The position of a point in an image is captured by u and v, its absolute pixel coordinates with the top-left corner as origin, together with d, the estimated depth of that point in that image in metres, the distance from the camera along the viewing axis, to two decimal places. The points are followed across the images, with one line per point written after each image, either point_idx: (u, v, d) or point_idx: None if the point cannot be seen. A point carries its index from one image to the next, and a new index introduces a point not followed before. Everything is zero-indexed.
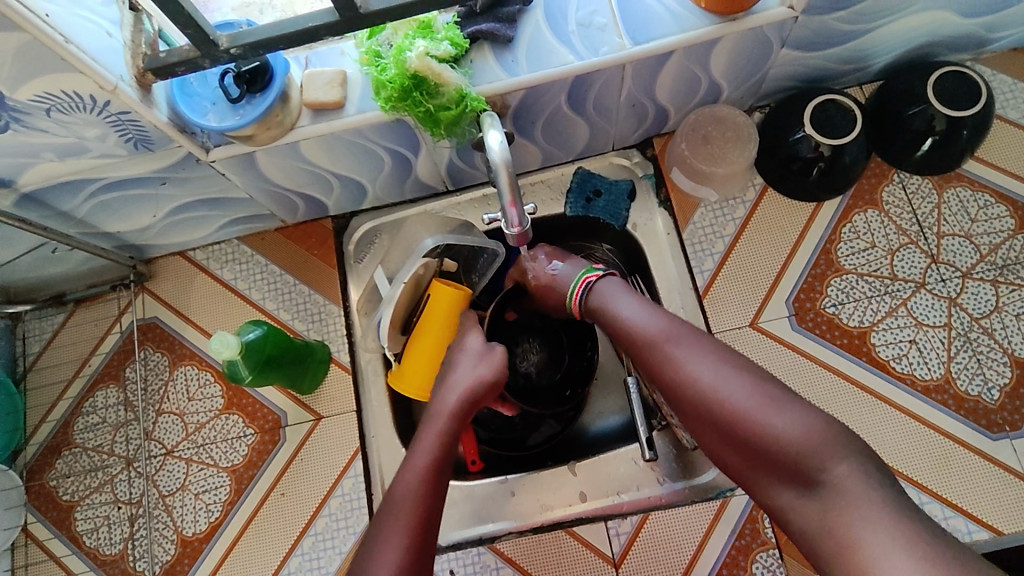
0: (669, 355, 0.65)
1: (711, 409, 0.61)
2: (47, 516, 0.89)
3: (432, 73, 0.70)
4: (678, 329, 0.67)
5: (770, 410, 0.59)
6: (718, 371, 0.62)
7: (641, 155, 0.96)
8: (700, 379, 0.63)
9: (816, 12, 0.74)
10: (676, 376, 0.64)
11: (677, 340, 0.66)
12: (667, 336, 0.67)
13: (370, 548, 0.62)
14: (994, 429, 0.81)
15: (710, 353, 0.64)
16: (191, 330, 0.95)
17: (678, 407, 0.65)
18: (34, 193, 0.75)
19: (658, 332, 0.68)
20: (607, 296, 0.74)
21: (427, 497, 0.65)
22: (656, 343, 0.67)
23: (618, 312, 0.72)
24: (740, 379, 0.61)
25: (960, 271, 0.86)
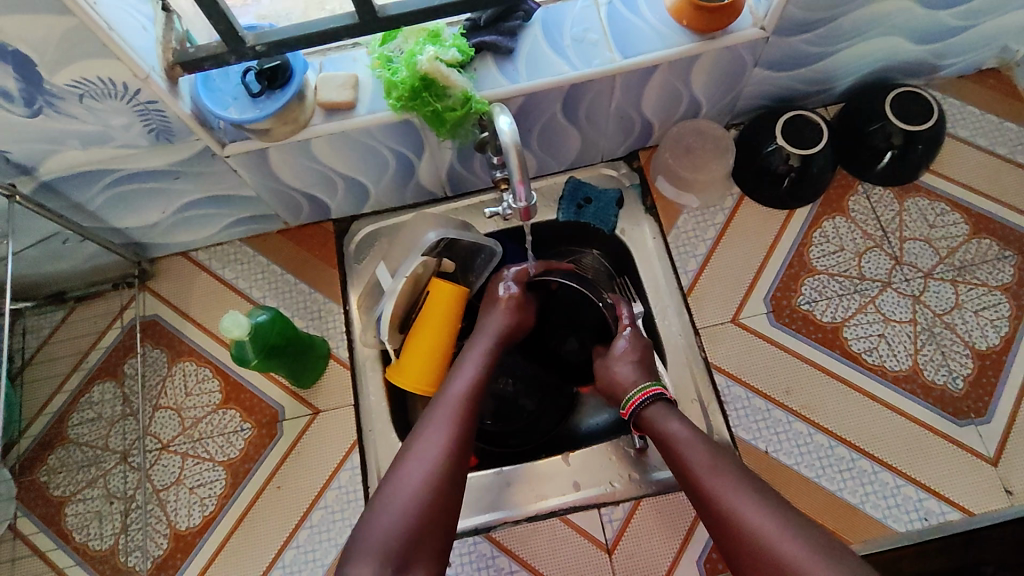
0: (727, 497, 0.65)
1: (767, 561, 0.60)
2: (35, 512, 0.89)
3: (440, 76, 0.76)
4: (733, 475, 0.67)
5: (820, 563, 0.58)
6: (776, 522, 0.62)
7: (627, 166, 1.02)
8: (757, 529, 0.62)
9: (785, 33, 0.83)
10: (734, 521, 0.63)
11: (736, 484, 0.66)
12: (729, 478, 0.66)
13: (410, 443, 0.70)
14: (960, 415, 0.87)
15: (768, 501, 0.64)
16: (190, 327, 0.97)
17: (728, 548, 0.64)
18: (52, 182, 0.78)
19: (706, 468, 0.68)
20: (665, 423, 0.75)
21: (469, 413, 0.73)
22: (714, 481, 0.67)
23: (678, 440, 0.72)
24: (784, 518, 0.62)
25: (922, 271, 0.94)
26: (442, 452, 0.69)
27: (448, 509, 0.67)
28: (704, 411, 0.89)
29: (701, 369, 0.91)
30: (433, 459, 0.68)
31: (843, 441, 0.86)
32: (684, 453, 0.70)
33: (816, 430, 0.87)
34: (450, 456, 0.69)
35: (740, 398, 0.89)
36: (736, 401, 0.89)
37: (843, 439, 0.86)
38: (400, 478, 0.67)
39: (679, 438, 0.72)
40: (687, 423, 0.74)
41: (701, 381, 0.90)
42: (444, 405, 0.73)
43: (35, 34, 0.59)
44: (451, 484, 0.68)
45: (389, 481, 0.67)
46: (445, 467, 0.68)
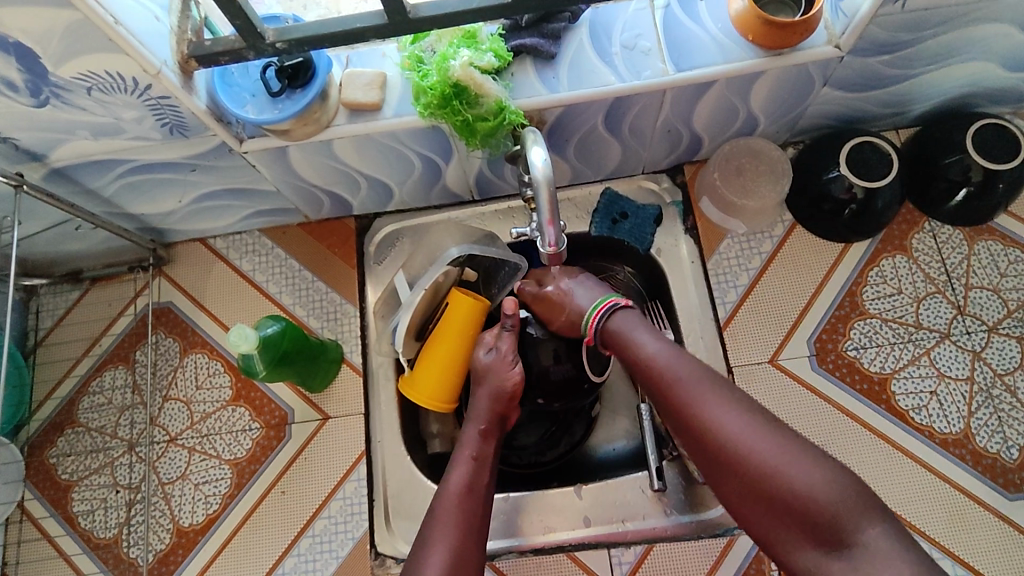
0: (699, 403, 0.61)
1: (737, 463, 0.57)
2: (44, 495, 0.88)
3: (474, 83, 0.70)
4: (705, 382, 0.63)
5: (790, 457, 0.56)
6: (743, 423, 0.59)
7: (671, 180, 0.95)
8: (735, 436, 0.58)
9: (861, 54, 0.74)
10: (706, 425, 0.60)
11: (704, 388, 0.62)
12: (699, 383, 0.62)
13: (419, 554, 0.64)
14: (1011, 488, 0.80)
15: (740, 405, 0.60)
16: (204, 317, 0.94)
17: (701, 454, 0.61)
18: (65, 169, 0.74)
19: (682, 373, 0.64)
20: (632, 338, 0.70)
21: (470, 516, 0.68)
22: (689, 386, 0.63)
23: (645, 354, 0.67)
24: (762, 426, 0.58)
25: (986, 325, 0.86)
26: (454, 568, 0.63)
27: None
28: None
29: None
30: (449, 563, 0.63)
31: None
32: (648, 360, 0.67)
33: None
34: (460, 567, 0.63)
35: None
36: None
37: None
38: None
39: (639, 346, 0.69)
40: (648, 332, 0.70)
41: None
42: (442, 511, 0.68)
43: (36, 27, 0.54)
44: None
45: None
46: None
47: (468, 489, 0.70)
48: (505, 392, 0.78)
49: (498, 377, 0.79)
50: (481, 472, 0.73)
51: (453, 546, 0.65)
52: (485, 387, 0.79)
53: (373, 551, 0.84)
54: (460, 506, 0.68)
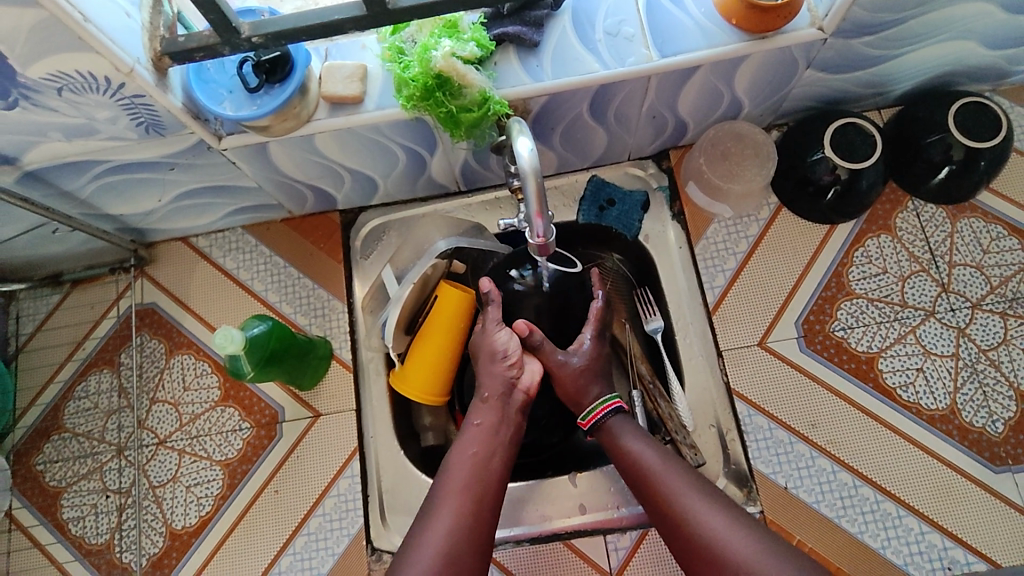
0: (678, 497, 0.66)
1: (715, 557, 0.61)
2: (33, 503, 0.87)
3: (457, 74, 0.68)
4: (687, 478, 0.68)
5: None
6: (724, 520, 0.63)
7: (657, 166, 0.95)
8: (713, 530, 0.63)
9: (844, 35, 0.74)
10: (688, 521, 0.64)
11: (683, 484, 0.67)
12: (673, 480, 0.68)
13: (421, 526, 0.65)
14: (996, 462, 0.81)
15: (719, 502, 0.65)
16: (189, 318, 0.92)
17: (679, 547, 0.65)
18: (38, 171, 0.72)
19: (662, 471, 0.69)
20: (621, 436, 0.74)
21: (476, 482, 0.68)
22: (665, 482, 0.68)
23: (636, 454, 0.71)
24: (737, 522, 0.63)
25: (970, 302, 0.87)
26: (452, 538, 0.63)
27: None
28: (721, 439, 0.85)
29: (721, 394, 0.86)
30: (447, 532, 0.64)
31: (867, 480, 0.81)
32: (636, 456, 0.71)
33: (840, 468, 0.82)
34: (461, 535, 0.64)
35: (761, 428, 0.84)
36: (757, 431, 0.84)
37: (868, 479, 0.82)
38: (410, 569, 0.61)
39: (628, 447, 0.73)
40: (635, 432, 0.74)
41: (721, 408, 0.86)
42: (450, 480, 0.68)
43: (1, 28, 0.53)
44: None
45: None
46: (457, 556, 0.63)
47: (477, 462, 0.70)
48: (500, 354, 0.77)
49: (488, 343, 0.78)
50: (483, 446, 0.72)
51: (457, 517, 0.65)
52: (481, 352, 0.78)
53: (369, 547, 0.83)
54: (463, 477, 0.68)
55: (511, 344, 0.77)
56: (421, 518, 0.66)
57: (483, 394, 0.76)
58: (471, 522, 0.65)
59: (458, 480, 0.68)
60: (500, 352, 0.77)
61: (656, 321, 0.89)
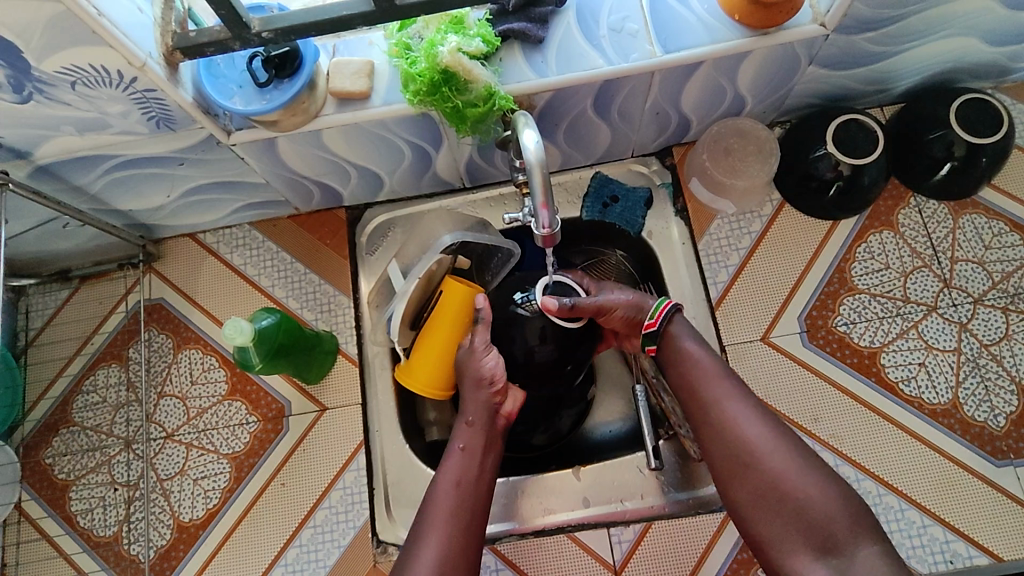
0: (721, 401, 0.69)
1: (750, 463, 0.66)
2: (42, 495, 0.88)
3: (462, 69, 0.69)
4: (732, 385, 0.71)
5: (812, 483, 0.63)
6: (763, 432, 0.67)
7: (660, 163, 0.96)
8: (751, 437, 0.67)
9: (846, 31, 0.75)
10: (726, 426, 0.68)
11: (728, 390, 0.70)
12: (717, 383, 0.71)
13: (411, 555, 0.66)
14: (998, 455, 0.82)
15: (761, 411, 0.69)
16: (197, 313, 0.93)
17: (710, 443, 0.69)
18: (50, 166, 0.73)
19: (709, 372, 0.71)
20: (669, 329, 0.76)
21: (463, 507, 0.69)
22: (708, 384, 0.71)
23: (682, 354, 0.74)
24: (777, 431, 0.67)
25: (972, 297, 0.87)
26: (442, 571, 0.64)
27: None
28: None
29: None
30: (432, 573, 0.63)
31: (870, 474, 0.82)
32: (685, 354, 0.73)
33: (843, 461, 0.83)
34: (450, 569, 0.64)
35: None
36: None
37: (871, 473, 0.82)
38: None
39: (676, 340, 0.75)
40: (686, 327, 0.76)
41: None
42: (435, 506, 0.69)
43: (18, 21, 0.54)
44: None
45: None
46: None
47: (462, 486, 0.70)
48: (485, 380, 0.77)
49: (475, 367, 0.79)
50: (467, 472, 0.72)
51: (444, 546, 0.66)
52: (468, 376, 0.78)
53: (375, 540, 0.84)
54: (449, 506, 0.69)
55: (497, 373, 0.77)
56: (408, 550, 0.67)
57: (466, 418, 0.76)
58: (457, 553, 0.66)
59: (445, 505, 0.69)
60: (486, 379, 0.77)
61: None
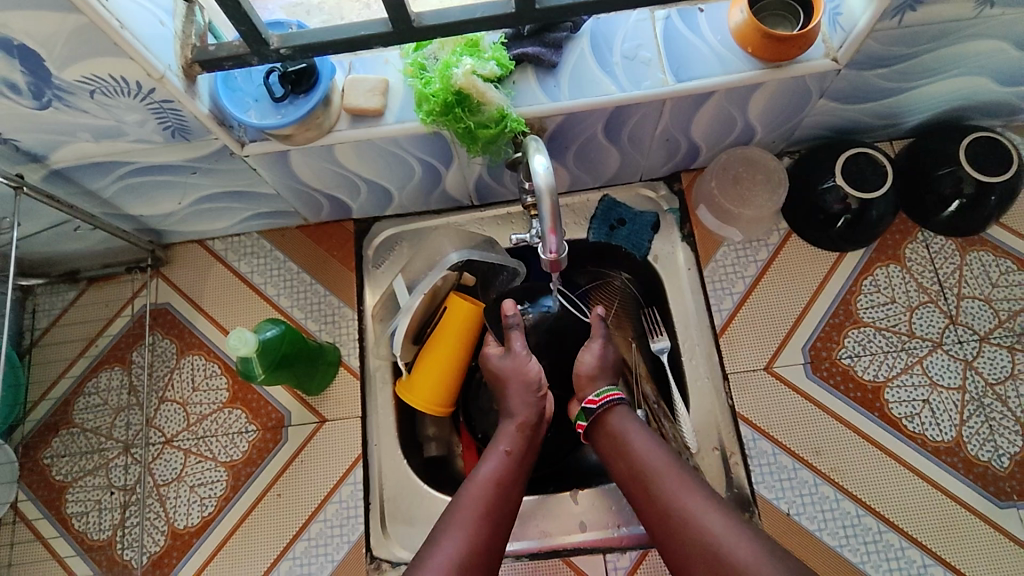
0: (677, 497, 0.66)
1: (716, 560, 0.61)
2: (38, 495, 0.88)
3: (476, 91, 0.70)
4: (690, 480, 0.68)
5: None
6: (724, 524, 0.63)
7: (668, 188, 0.96)
8: (709, 529, 0.63)
9: (856, 67, 0.76)
10: (685, 523, 0.64)
11: (682, 482, 0.68)
12: (672, 477, 0.68)
13: (433, 540, 0.65)
14: (1002, 496, 0.81)
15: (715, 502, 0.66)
16: (202, 319, 0.94)
17: (672, 547, 0.65)
18: (64, 170, 0.74)
19: (661, 468, 0.69)
20: (624, 430, 0.74)
21: (497, 505, 0.69)
22: (664, 483, 0.68)
23: (636, 451, 0.72)
24: (731, 519, 0.63)
25: (978, 334, 0.87)
26: (460, 563, 0.63)
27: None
28: (726, 463, 0.84)
29: (726, 419, 0.86)
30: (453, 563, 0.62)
31: (870, 509, 0.81)
32: (642, 457, 0.71)
33: (844, 496, 0.82)
34: (472, 562, 0.63)
35: (765, 453, 0.84)
36: (761, 456, 0.84)
37: (871, 508, 0.81)
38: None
39: (633, 444, 0.73)
40: (645, 434, 0.74)
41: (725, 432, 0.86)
42: (467, 497, 0.69)
43: (41, 31, 0.55)
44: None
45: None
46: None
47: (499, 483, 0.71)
48: (533, 386, 0.79)
49: (521, 374, 0.80)
50: (503, 471, 0.73)
51: (470, 539, 0.65)
52: (513, 383, 0.79)
53: (369, 555, 0.83)
54: (481, 498, 0.69)
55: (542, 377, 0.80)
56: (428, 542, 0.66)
57: (516, 420, 0.78)
58: (483, 549, 0.65)
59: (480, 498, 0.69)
60: (534, 383, 0.79)
61: (662, 342, 0.89)
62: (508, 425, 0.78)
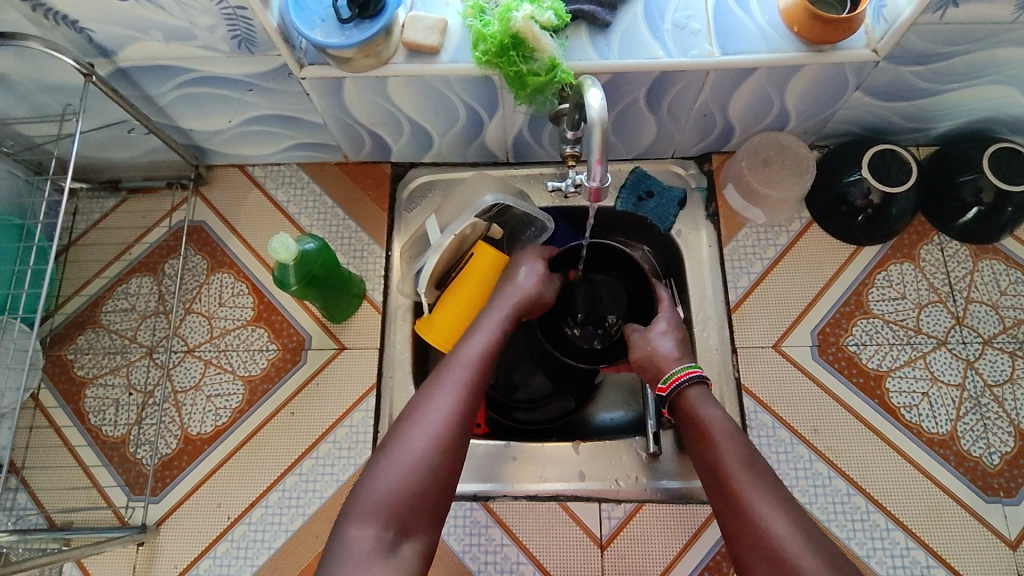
0: (753, 500, 0.61)
1: (778, 567, 0.57)
2: (57, 387, 0.90)
3: (532, 36, 0.73)
4: (766, 479, 0.63)
5: None
6: (796, 533, 0.58)
7: (698, 167, 0.99)
8: (781, 539, 0.58)
9: (895, 61, 0.79)
10: (756, 527, 0.60)
11: (757, 482, 0.63)
12: (748, 477, 0.63)
13: (418, 402, 0.65)
14: (989, 491, 0.84)
15: (792, 510, 0.61)
16: (234, 240, 0.97)
17: (739, 546, 0.60)
18: (129, 69, 0.77)
19: (737, 465, 0.64)
20: (701, 409, 0.71)
21: (482, 373, 0.69)
22: (740, 480, 0.63)
23: (714, 440, 0.67)
24: (806, 531, 0.59)
25: (981, 337, 0.90)
26: (446, 421, 0.63)
27: (439, 496, 0.61)
28: None
29: (731, 388, 0.89)
30: (437, 427, 0.63)
31: (860, 489, 0.84)
32: (721, 446, 0.66)
33: (836, 474, 0.84)
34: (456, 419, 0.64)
35: (765, 426, 0.87)
36: (761, 427, 0.87)
37: (862, 489, 0.84)
38: (396, 455, 0.61)
39: (714, 435, 0.68)
40: (728, 424, 0.68)
41: (728, 403, 0.88)
42: (455, 361, 0.69)
43: None
44: (445, 480, 0.62)
45: (373, 467, 0.61)
46: (445, 445, 0.62)
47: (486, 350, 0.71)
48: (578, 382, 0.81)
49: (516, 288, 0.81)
50: (494, 348, 0.72)
51: (454, 398, 0.65)
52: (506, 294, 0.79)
53: None
54: (472, 364, 0.69)
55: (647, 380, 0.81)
56: (415, 401, 0.66)
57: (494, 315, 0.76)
58: (468, 413, 0.65)
59: (469, 359, 0.69)
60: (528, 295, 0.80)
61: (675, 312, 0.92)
62: (498, 303, 0.78)
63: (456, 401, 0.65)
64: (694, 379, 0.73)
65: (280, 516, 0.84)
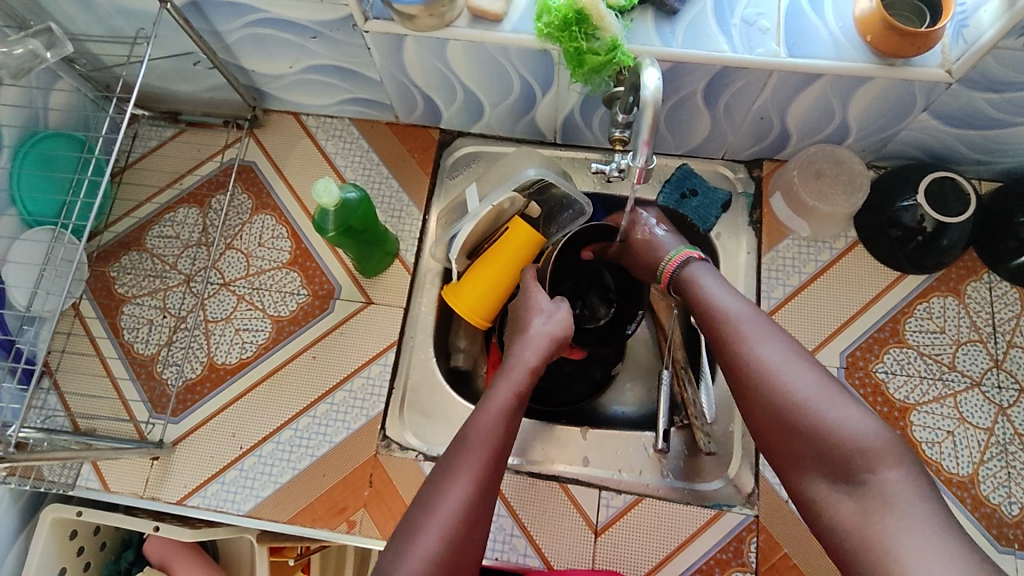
0: (750, 341, 0.65)
1: (777, 399, 0.60)
2: (98, 300, 0.94)
3: (597, 13, 0.72)
4: (761, 324, 0.67)
5: (844, 414, 0.58)
6: (789, 363, 0.62)
7: (747, 172, 0.98)
8: (773, 364, 0.62)
9: (970, 85, 0.76)
10: (748, 361, 0.64)
11: (755, 325, 0.67)
12: (744, 321, 0.67)
13: (435, 486, 0.62)
14: (1003, 541, 0.81)
15: (784, 344, 0.65)
16: (280, 183, 0.99)
17: (737, 383, 0.65)
18: (202, 3, 0.80)
19: (735, 313, 0.68)
20: (701, 282, 0.74)
21: (500, 443, 0.65)
22: (736, 324, 0.67)
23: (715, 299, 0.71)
24: (800, 361, 0.63)
25: (1019, 385, 0.86)
26: (465, 507, 0.60)
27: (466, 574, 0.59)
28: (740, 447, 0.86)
29: None
30: (460, 507, 0.60)
31: None
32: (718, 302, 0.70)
33: None
34: (481, 501, 0.61)
35: None
36: None
37: None
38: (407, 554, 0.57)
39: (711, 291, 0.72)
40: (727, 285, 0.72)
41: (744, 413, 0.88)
42: (468, 435, 0.65)
43: None
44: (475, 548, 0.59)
45: (402, 541, 0.59)
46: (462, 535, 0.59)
47: (505, 409, 0.68)
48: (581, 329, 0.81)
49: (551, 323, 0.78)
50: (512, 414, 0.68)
51: (473, 479, 0.62)
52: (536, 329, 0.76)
53: (381, 433, 0.87)
54: (489, 435, 0.65)
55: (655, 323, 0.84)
56: (426, 491, 0.62)
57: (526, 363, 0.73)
58: (486, 494, 0.62)
59: (487, 433, 0.65)
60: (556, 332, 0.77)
61: None
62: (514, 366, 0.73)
63: (475, 482, 0.62)
64: (689, 258, 0.77)
65: (288, 454, 0.86)
